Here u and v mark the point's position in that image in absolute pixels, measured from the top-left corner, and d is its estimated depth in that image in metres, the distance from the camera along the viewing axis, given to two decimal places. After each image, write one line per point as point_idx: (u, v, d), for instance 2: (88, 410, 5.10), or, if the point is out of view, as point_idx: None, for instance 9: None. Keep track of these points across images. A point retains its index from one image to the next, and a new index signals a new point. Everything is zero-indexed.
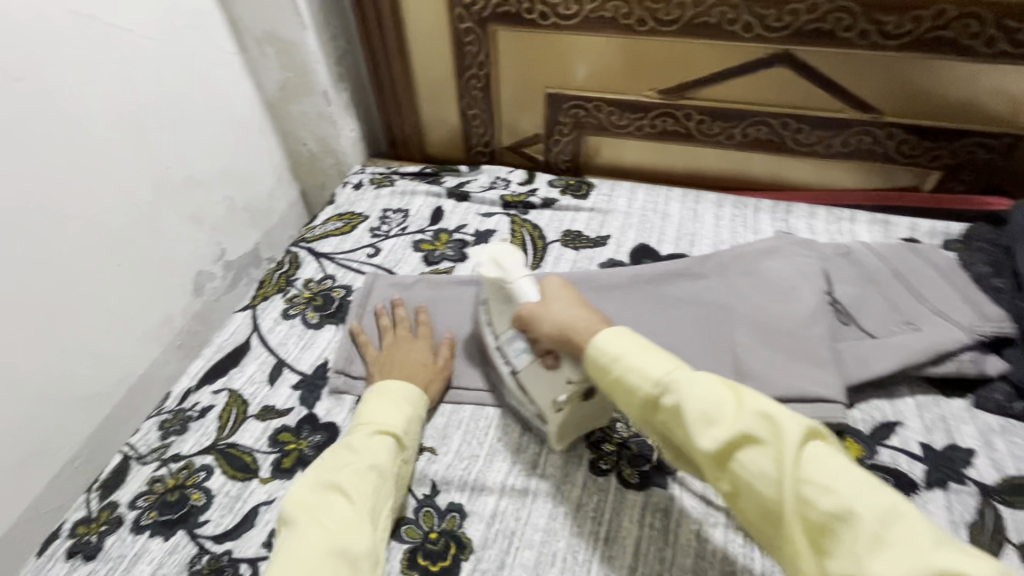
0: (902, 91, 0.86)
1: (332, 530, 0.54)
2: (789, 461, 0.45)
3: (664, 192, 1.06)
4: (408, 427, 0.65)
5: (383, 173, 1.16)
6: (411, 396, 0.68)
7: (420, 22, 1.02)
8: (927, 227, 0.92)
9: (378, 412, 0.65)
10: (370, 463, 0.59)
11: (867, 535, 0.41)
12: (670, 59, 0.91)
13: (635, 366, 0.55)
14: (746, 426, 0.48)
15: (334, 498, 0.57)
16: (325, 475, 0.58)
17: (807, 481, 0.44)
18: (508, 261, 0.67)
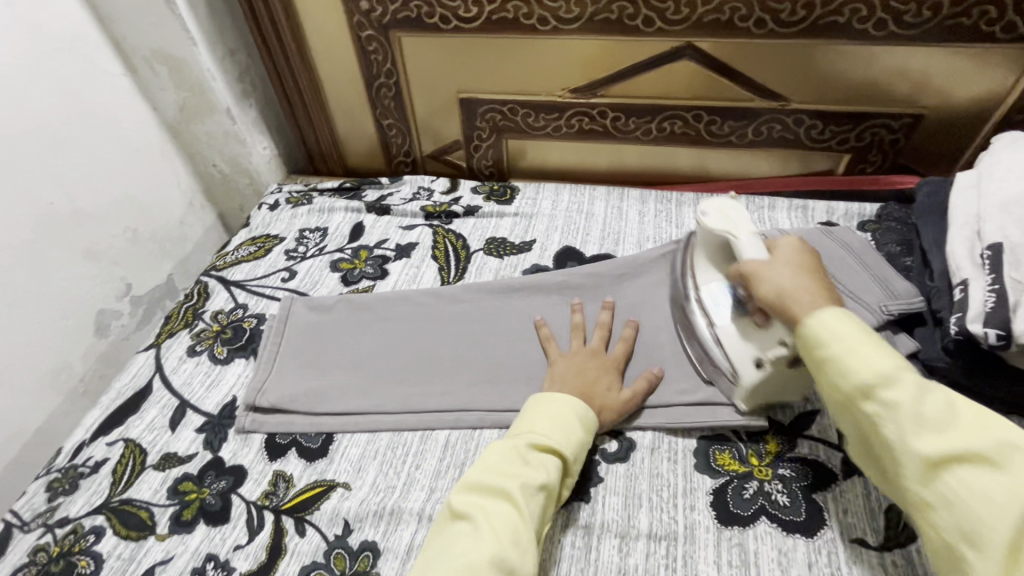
0: (804, 78, 0.86)
1: (501, 538, 0.52)
2: (864, 363, 0.51)
3: (589, 191, 1.04)
4: (573, 447, 0.61)
5: (301, 192, 1.10)
6: (578, 416, 0.63)
7: (322, 32, 0.97)
8: (843, 210, 0.93)
9: (545, 422, 0.61)
10: (537, 476, 0.56)
11: (926, 424, 0.47)
12: (576, 57, 0.90)
13: (861, 358, 0.51)
14: (829, 335, 0.53)
15: (505, 505, 0.55)
16: (498, 480, 0.56)
17: (882, 381, 0.50)
18: (737, 215, 0.66)
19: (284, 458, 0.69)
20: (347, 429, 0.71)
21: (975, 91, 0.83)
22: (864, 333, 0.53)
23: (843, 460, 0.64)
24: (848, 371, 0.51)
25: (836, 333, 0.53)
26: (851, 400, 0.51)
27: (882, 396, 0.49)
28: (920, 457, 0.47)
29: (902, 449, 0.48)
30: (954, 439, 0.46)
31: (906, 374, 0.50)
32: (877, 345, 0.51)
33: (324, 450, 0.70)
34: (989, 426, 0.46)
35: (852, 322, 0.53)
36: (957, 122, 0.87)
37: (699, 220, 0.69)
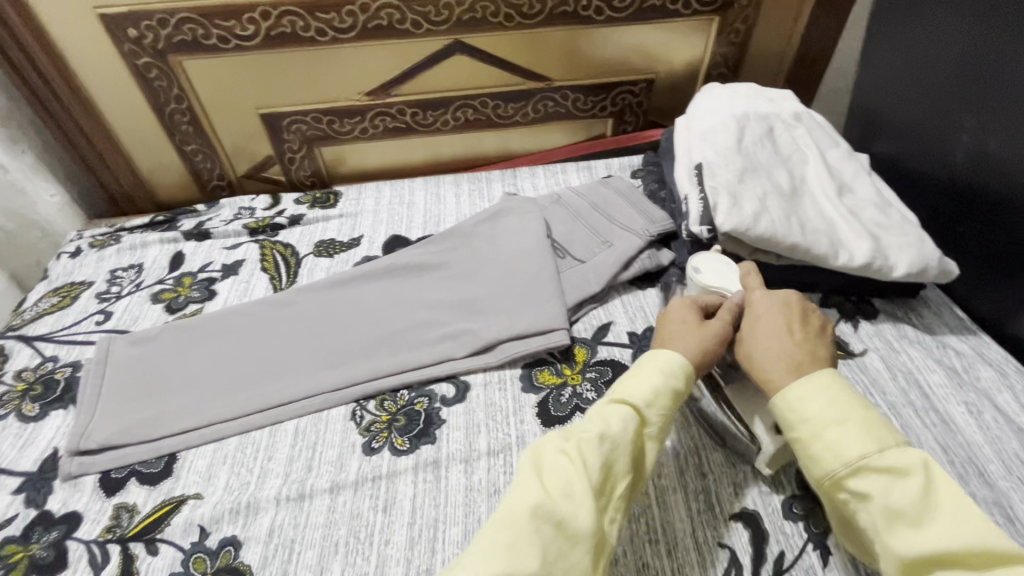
0: (558, 59, 1.03)
1: (549, 493, 0.49)
2: (830, 450, 0.49)
3: (408, 184, 1.13)
4: (651, 399, 0.56)
5: (106, 233, 1.04)
6: (668, 365, 0.58)
7: (91, 66, 0.94)
8: (616, 163, 1.12)
9: (628, 380, 0.59)
10: (598, 428, 0.54)
11: (898, 513, 0.45)
12: (362, 63, 0.98)
13: (824, 449, 0.50)
14: (804, 410, 0.52)
15: (561, 461, 0.52)
16: (566, 439, 0.55)
17: (858, 458, 0.48)
18: (729, 272, 0.70)
19: (123, 490, 0.67)
20: (190, 444, 0.71)
21: (683, 56, 1.06)
22: (834, 412, 0.50)
23: (632, 354, 0.80)
24: (818, 457, 0.50)
25: (809, 408, 0.52)
26: (826, 487, 0.50)
27: (857, 479, 0.48)
28: (893, 553, 0.45)
29: (878, 542, 0.46)
30: (930, 536, 0.43)
31: (874, 455, 0.47)
32: (847, 427, 0.49)
33: (168, 471, 0.69)
34: (958, 518, 0.43)
35: (827, 392, 0.52)
36: (679, 81, 1.10)
37: (691, 277, 0.73)
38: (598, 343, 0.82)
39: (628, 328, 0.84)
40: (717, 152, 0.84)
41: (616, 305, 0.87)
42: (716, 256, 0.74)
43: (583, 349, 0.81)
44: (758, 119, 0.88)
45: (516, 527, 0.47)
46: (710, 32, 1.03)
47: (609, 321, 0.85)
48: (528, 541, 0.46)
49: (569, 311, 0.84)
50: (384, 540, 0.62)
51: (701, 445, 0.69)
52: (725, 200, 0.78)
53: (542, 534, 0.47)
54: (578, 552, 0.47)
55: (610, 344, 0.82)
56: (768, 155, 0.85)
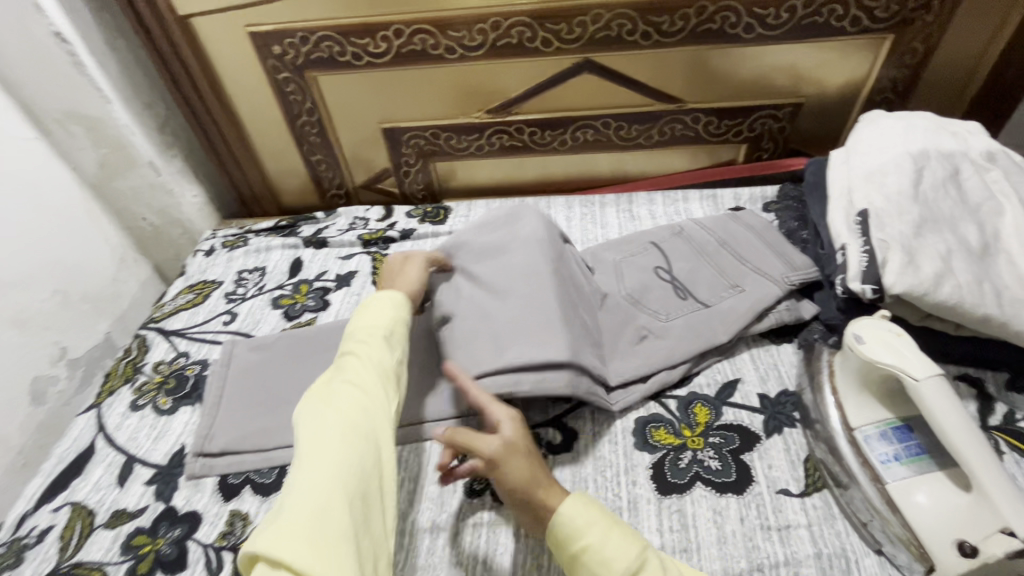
0: (693, 80, 0.95)
1: (350, 418, 0.55)
2: (619, 549, 0.51)
3: (518, 203, 1.10)
4: (400, 327, 0.67)
5: (236, 235, 1.11)
6: (394, 305, 0.69)
7: (236, 79, 1.00)
8: (747, 194, 1.01)
9: (376, 317, 0.67)
10: (369, 362, 0.61)
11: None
12: (486, 80, 0.96)
13: (609, 550, 0.51)
14: (580, 526, 0.53)
15: (348, 394, 0.58)
16: (340, 377, 0.60)
17: (635, 569, 0.50)
18: (905, 346, 0.58)
19: (239, 497, 0.70)
20: None
21: (840, 78, 0.94)
22: (606, 515, 0.55)
23: (764, 422, 0.70)
24: (608, 562, 0.51)
25: (581, 523, 0.54)
26: None
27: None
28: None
29: None
30: None
31: (642, 555, 0.51)
32: (618, 526, 0.54)
33: (279, 484, 0.71)
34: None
35: (588, 499, 0.56)
36: (831, 106, 0.98)
37: (852, 346, 0.62)
38: (722, 403, 0.73)
39: (758, 390, 0.74)
40: (887, 197, 0.72)
41: (745, 360, 0.78)
42: (883, 323, 0.62)
43: (704, 409, 0.73)
44: (940, 159, 0.75)
45: (336, 453, 0.52)
46: (879, 52, 0.90)
47: (736, 378, 0.76)
48: (351, 460, 0.52)
49: (691, 361, 0.76)
50: None
51: (850, 546, 0.59)
52: (897, 256, 0.66)
53: (359, 454, 0.53)
54: (387, 454, 0.55)
55: (737, 406, 0.73)
56: (952, 204, 0.72)
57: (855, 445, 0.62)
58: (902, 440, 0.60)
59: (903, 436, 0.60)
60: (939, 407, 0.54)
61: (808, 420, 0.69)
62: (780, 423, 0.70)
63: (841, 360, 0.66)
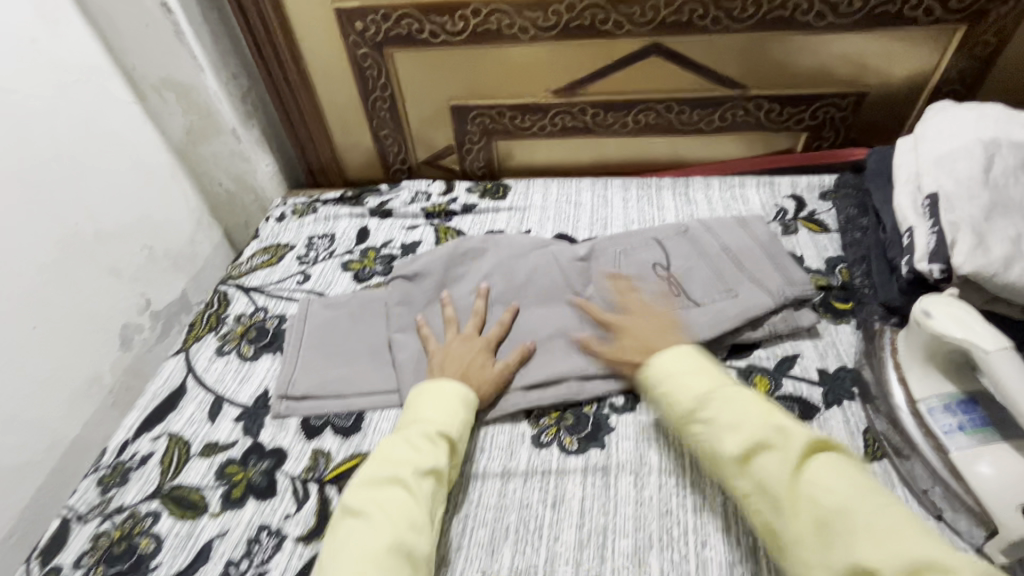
0: (759, 67, 0.97)
1: (391, 526, 0.57)
2: (685, 390, 0.65)
3: (575, 183, 1.13)
4: (461, 424, 0.68)
5: (305, 204, 1.17)
6: (459, 396, 0.70)
7: (317, 55, 1.06)
8: (805, 182, 1.03)
9: (432, 409, 0.68)
10: (424, 462, 0.63)
11: (728, 434, 0.60)
12: (555, 61, 0.99)
13: (681, 386, 0.66)
14: (659, 377, 0.68)
15: (394, 490, 0.60)
16: (389, 468, 0.62)
17: (696, 403, 0.64)
18: (978, 322, 0.60)
19: (321, 437, 0.75)
20: (377, 406, 0.77)
21: (907, 70, 0.95)
22: (688, 366, 0.67)
23: (823, 394, 0.73)
24: (679, 397, 0.65)
25: (666, 372, 0.67)
26: (683, 424, 0.65)
27: (700, 420, 0.63)
28: (731, 459, 0.59)
29: (722, 454, 0.60)
30: (745, 435, 0.59)
31: (710, 391, 0.64)
32: (694, 372, 0.66)
33: (357, 427, 0.76)
34: (759, 419, 0.60)
35: (679, 355, 0.69)
36: (897, 96, 0.99)
37: (923, 322, 0.64)
38: (782, 375, 0.76)
39: (817, 364, 0.77)
40: (958, 181, 0.73)
41: (803, 338, 0.80)
42: (956, 300, 0.63)
43: (765, 379, 0.76)
44: (1012, 148, 0.76)
45: (377, 562, 0.55)
46: (949, 43, 0.90)
47: (795, 353, 0.78)
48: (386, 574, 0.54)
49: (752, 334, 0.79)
50: (554, 536, 0.63)
51: None
52: (967, 238, 0.68)
53: (397, 568, 0.55)
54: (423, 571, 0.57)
55: (796, 378, 0.75)
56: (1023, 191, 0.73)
57: (918, 415, 0.64)
58: (966, 412, 0.62)
59: (967, 408, 0.62)
60: (1011, 377, 0.56)
61: (867, 396, 0.71)
62: (839, 396, 0.73)
63: (909, 335, 0.68)
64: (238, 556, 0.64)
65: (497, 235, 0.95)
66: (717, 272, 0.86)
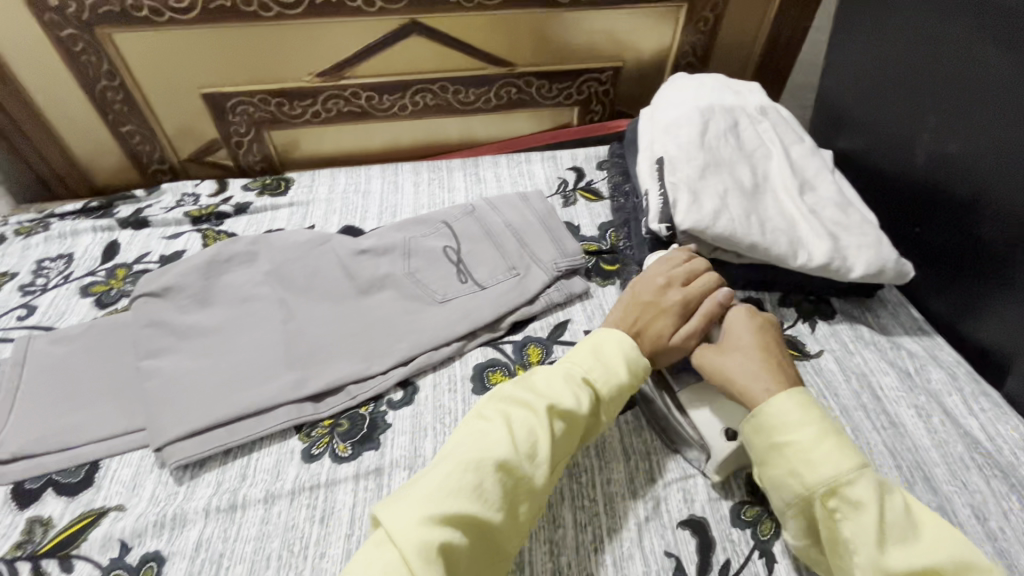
0: (520, 44, 0.99)
1: (510, 441, 0.55)
2: (832, 458, 0.51)
3: (365, 171, 1.08)
4: (617, 386, 0.62)
5: (34, 221, 0.97)
6: (629, 353, 0.64)
7: (8, 38, 0.86)
8: (582, 154, 1.08)
9: (594, 357, 0.64)
10: (562, 398, 0.59)
11: (896, 543, 0.47)
12: (311, 42, 0.92)
13: (829, 453, 0.51)
14: (788, 420, 0.54)
15: (524, 411, 0.58)
16: (540, 389, 0.60)
17: (851, 476, 0.50)
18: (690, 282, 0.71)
19: (38, 502, 0.63)
20: (115, 451, 0.67)
21: (650, 45, 1.03)
22: (828, 421, 0.53)
23: None
24: (815, 462, 0.51)
25: (792, 419, 0.54)
26: (815, 494, 0.51)
27: (840, 498, 0.49)
28: (889, 572, 0.46)
29: (864, 553, 0.47)
30: (923, 554, 0.46)
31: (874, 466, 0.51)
32: (841, 440, 0.52)
33: (89, 480, 0.65)
34: (951, 536, 0.47)
35: (809, 403, 0.55)
36: (647, 69, 1.07)
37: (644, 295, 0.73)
38: (554, 342, 0.80)
39: (584, 327, 0.82)
40: (679, 146, 0.81)
41: (575, 304, 0.85)
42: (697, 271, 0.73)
43: (537, 348, 0.79)
44: (722, 113, 0.86)
45: (477, 467, 0.52)
46: (678, 19, 1.00)
47: (567, 319, 0.83)
48: (467, 486, 0.51)
49: (529, 307, 0.82)
50: (320, 553, 0.59)
51: (653, 450, 0.68)
52: (685, 197, 0.75)
53: (488, 482, 0.52)
54: (514, 515, 0.53)
55: (566, 343, 0.80)
56: (731, 150, 0.83)
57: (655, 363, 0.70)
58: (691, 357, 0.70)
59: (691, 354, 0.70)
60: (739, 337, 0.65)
61: None
62: None
63: None
64: None
65: (268, 235, 0.88)
66: (501, 249, 0.89)
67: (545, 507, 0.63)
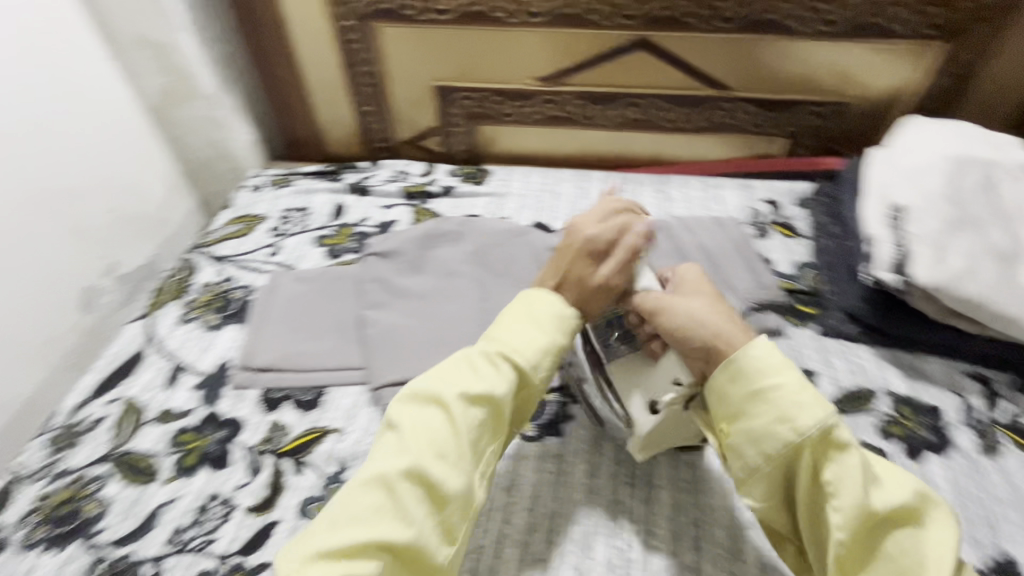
0: (742, 68, 0.98)
1: (411, 441, 0.54)
2: (817, 405, 0.52)
3: (557, 174, 1.13)
4: (533, 357, 0.61)
5: (282, 175, 1.15)
6: (553, 322, 0.63)
7: (303, 24, 1.04)
8: (781, 187, 1.04)
9: (523, 335, 0.62)
10: (461, 383, 0.58)
11: (872, 483, 0.50)
12: (542, 49, 0.99)
13: (807, 397, 0.53)
14: (777, 366, 0.55)
15: (430, 410, 0.57)
16: (443, 383, 0.58)
17: (833, 421, 0.51)
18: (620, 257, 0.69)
19: (279, 409, 0.75)
20: (339, 382, 0.77)
21: (885, 83, 0.97)
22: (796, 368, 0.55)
23: None
24: (802, 408, 0.52)
25: (779, 362, 0.55)
26: (803, 442, 0.51)
27: (824, 443, 0.51)
28: (871, 514, 0.49)
29: (851, 497, 0.49)
30: (895, 491, 0.49)
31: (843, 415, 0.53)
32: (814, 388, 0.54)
33: (317, 402, 0.75)
34: (908, 475, 0.51)
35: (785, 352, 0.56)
36: (874, 108, 1.00)
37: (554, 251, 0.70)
38: None
39: None
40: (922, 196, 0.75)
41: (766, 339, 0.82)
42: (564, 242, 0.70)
43: None
44: (977, 167, 0.78)
45: (388, 486, 0.51)
46: (926, 58, 0.93)
47: None
48: (379, 505, 0.50)
49: None
50: (505, 519, 0.65)
51: None
52: (925, 253, 0.70)
53: (389, 499, 0.51)
54: (448, 509, 0.52)
55: None
56: (984, 208, 0.75)
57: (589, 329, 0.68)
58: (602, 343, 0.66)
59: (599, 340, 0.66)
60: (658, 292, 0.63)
61: None
62: None
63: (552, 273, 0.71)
64: (185, 523, 0.64)
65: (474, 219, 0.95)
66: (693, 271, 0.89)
67: (725, 538, 0.63)
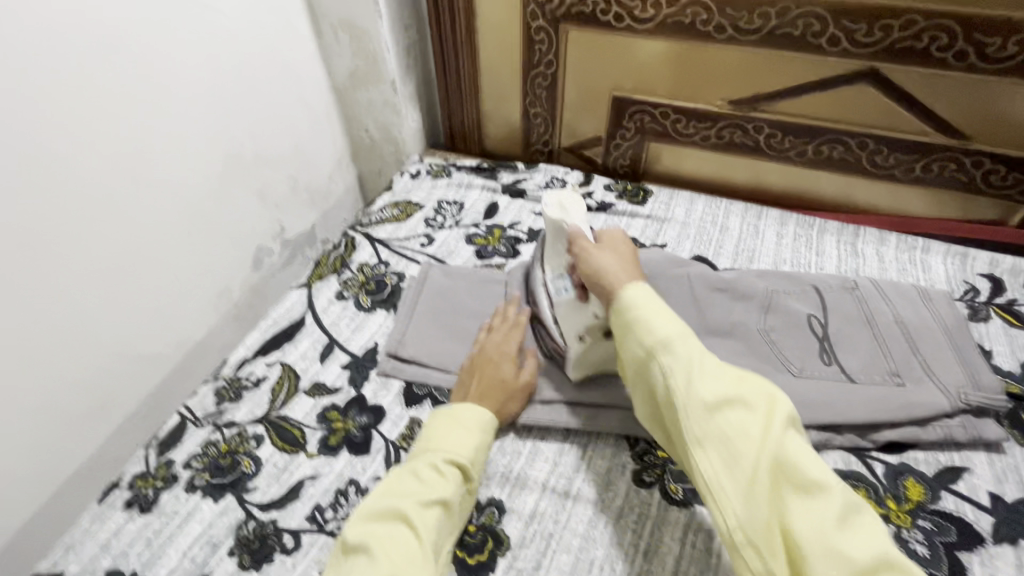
0: (993, 118, 0.81)
1: (395, 552, 0.51)
2: (665, 322, 0.57)
3: (726, 205, 1.03)
4: (474, 455, 0.62)
5: (441, 166, 1.17)
6: (478, 424, 0.64)
7: (493, 20, 1.03)
8: (1010, 263, 0.86)
9: (454, 440, 0.62)
10: (435, 490, 0.57)
11: (700, 378, 0.53)
12: (744, 70, 0.90)
13: (656, 321, 0.57)
14: (636, 302, 0.59)
15: (398, 525, 0.54)
16: (392, 492, 0.57)
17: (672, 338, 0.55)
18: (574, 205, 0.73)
19: (420, 407, 0.74)
20: None
21: None
22: (660, 309, 0.59)
23: (993, 525, 0.62)
24: (656, 328, 0.57)
25: (646, 301, 0.59)
26: (651, 353, 0.56)
27: (668, 354, 0.55)
28: (702, 402, 0.51)
29: (686, 393, 0.52)
30: (730, 389, 0.52)
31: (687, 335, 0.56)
32: (667, 311, 0.58)
33: None
34: (754, 384, 0.52)
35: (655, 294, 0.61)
36: None
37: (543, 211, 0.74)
38: (941, 486, 0.65)
39: (989, 488, 0.65)
40: None
41: (977, 452, 0.68)
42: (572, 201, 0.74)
43: (917, 485, 0.66)
44: None
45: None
46: None
47: (962, 466, 0.67)
48: None
49: (914, 431, 0.69)
50: None
51: None
52: None
53: None
54: None
55: (959, 496, 0.65)
56: None
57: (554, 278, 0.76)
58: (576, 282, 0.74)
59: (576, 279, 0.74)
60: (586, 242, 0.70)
61: None
62: (1016, 532, 0.61)
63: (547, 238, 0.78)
64: (324, 503, 0.65)
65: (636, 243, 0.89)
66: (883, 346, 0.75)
67: None
